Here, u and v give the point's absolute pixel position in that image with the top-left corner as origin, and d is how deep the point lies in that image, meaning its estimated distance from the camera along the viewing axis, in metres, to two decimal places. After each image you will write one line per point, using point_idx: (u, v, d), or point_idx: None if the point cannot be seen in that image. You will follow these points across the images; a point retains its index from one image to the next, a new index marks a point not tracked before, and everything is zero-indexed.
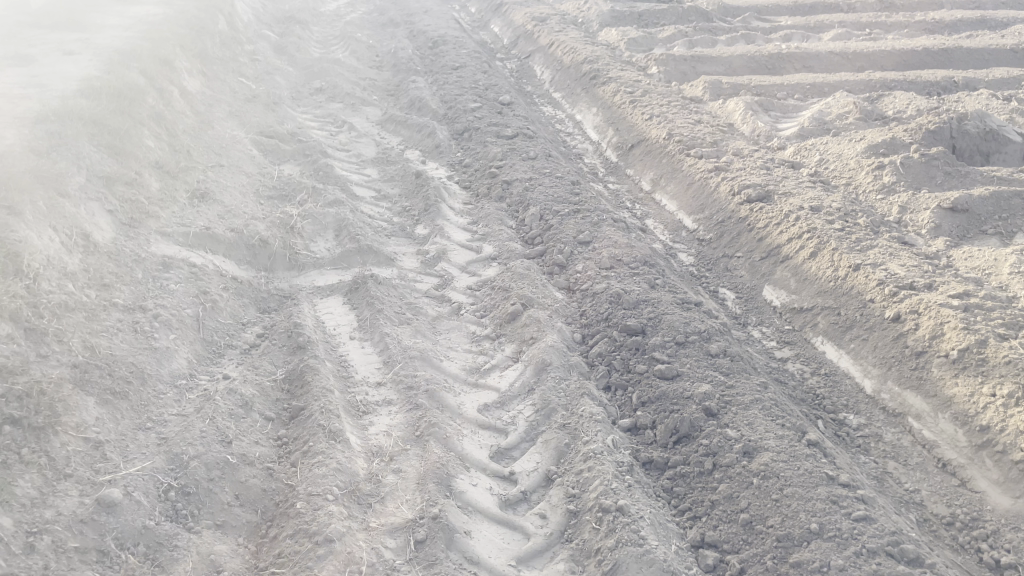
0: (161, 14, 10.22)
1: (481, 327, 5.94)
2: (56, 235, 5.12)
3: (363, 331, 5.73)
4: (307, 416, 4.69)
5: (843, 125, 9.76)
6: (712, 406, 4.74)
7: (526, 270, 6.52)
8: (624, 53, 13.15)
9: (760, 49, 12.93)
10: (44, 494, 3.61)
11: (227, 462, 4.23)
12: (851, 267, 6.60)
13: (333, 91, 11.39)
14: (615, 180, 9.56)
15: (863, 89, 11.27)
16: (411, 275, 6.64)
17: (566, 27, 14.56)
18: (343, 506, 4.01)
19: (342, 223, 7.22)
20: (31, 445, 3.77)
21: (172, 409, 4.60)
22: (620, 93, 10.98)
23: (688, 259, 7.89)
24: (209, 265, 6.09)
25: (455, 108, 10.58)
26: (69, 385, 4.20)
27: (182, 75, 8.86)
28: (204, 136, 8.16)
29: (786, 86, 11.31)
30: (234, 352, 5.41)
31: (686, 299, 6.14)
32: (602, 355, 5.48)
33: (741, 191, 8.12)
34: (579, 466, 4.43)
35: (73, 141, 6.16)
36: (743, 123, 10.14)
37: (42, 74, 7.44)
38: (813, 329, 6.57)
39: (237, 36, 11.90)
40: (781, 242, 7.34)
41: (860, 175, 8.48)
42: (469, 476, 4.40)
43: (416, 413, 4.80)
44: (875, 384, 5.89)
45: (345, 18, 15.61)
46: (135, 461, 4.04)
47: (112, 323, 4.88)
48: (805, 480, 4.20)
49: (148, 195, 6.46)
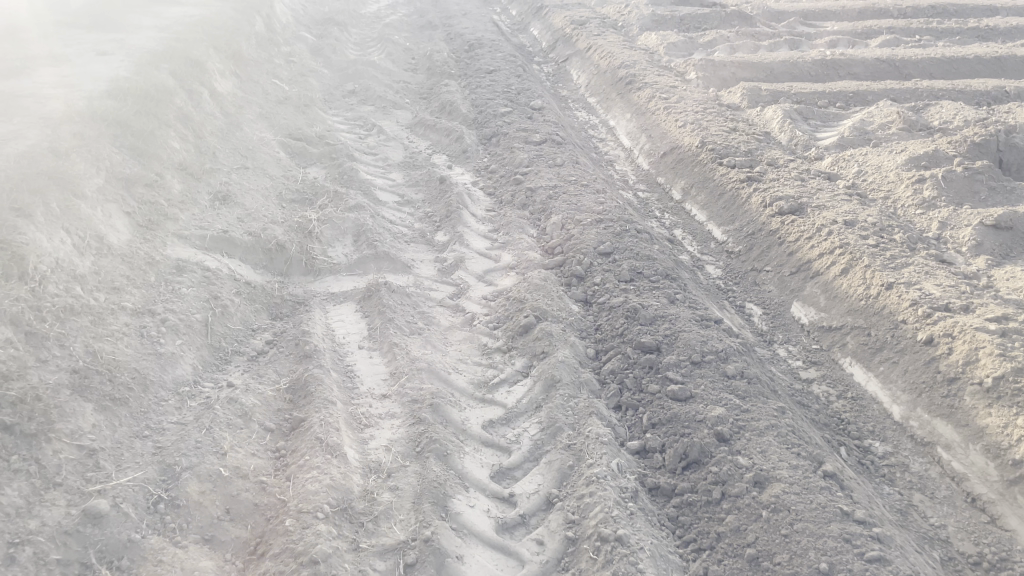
0: (198, 15, 10.27)
1: (494, 339, 5.80)
2: (68, 237, 5.09)
3: (372, 340, 5.64)
4: (307, 428, 4.61)
5: (886, 135, 9.43)
6: (724, 431, 4.53)
7: (542, 281, 6.36)
8: (663, 58, 12.89)
9: (803, 55, 12.57)
10: (31, 502, 3.56)
11: (219, 475, 4.17)
12: (884, 285, 6.30)
13: (365, 93, 11.35)
14: (645, 189, 9.38)
15: (909, 98, 10.89)
16: (427, 283, 6.54)
17: (605, 30, 14.35)
18: (333, 525, 3.91)
19: (361, 228, 7.14)
20: (23, 452, 3.72)
21: (171, 416, 4.55)
22: (655, 98, 10.74)
23: (715, 272, 7.67)
24: (224, 268, 6.05)
25: (485, 112, 10.47)
26: (66, 391, 4.15)
27: (213, 76, 8.87)
28: (232, 137, 8.17)
29: (828, 94, 10.98)
30: (241, 359, 5.36)
31: (706, 316, 5.92)
32: (613, 373, 5.30)
33: (773, 202, 7.85)
34: (581, 490, 4.26)
35: (95, 142, 6.15)
36: (781, 131, 9.85)
37: (72, 74, 7.49)
38: (841, 350, 6.31)
39: (274, 37, 11.93)
40: (812, 257, 7.06)
41: (899, 188, 8.16)
42: (467, 497, 4.27)
43: (418, 428, 4.68)
44: (904, 411, 5.61)
45: (384, 20, 15.61)
46: (128, 471, 4.00)
47: (118, 327, 4.84)
48: (818, 515, 3.98)
49: (168, 197, 6.45)
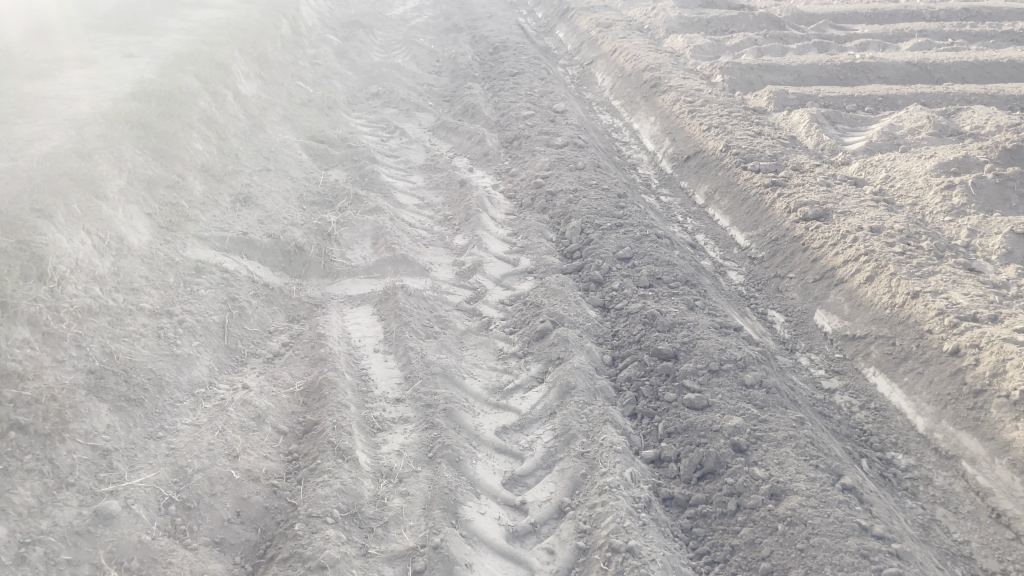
0: (224, 18, 10.35)
1: (510, 345, 5.77)
2: (88, 237, 5.12)
3: (388, 344, 5.63)
4: (320, 431, 4.60)
5: (915, 140, 9.27)
6: (741, 441, 4.45)
7: (560, 286, 6.31)
8: (689, 61, 12.78)
9: (833, 58, 12.39)
10: (43, 503, 3.57)
11: (231, 478, 4.18)
12: (909, 294, 6.17)
13: (389, 96, 11.37)
14: (668, 193, 9.29)
15: (940, 102, 10.70)
16: (445, 286, 6.53)
17: (631, 33, 14.25)
18: (342, 531, 3.90)
19: (380, 231, 7.13)
20: (37, 452, 3.73)
21: (186, 417, 4.56)
22: (679, 101, 10.63)
23: (737, 278, 7.58)
24: (242, 270, 6.07)
25: (508, 115, 10.44)
26: (82, 392, 4.17)
27: (238, 78, 8.92)
28: (255, 139, 8.21)
29: (857, 98, 10.81)
30: (257, 361, 5.38)
31: (726, 323, 5.82)
32: (630, 380, 5.24)
33: (797, 208, 7.73)
34: (593, 499, 4.21)
35: (118, 143, 6.19)
36: (807, 136, 9.71)
37: (98, 76, 7.57)
38: (865, 359, 6.19)
39: (300, 39, 11.99)
40: (836, 264, 6.94)
41: (927, 195, 8.02)
42: (478, 504, 4.23)
43: (431, 433, 4.66)
44: (928, 423, 5.49)
45: (410, 22, 15.65)
46: (140, 472, 4.00)
47: (136, 328, 4.87)
48: (835, 529, 3.89)
49: (190, 198, 6.48)
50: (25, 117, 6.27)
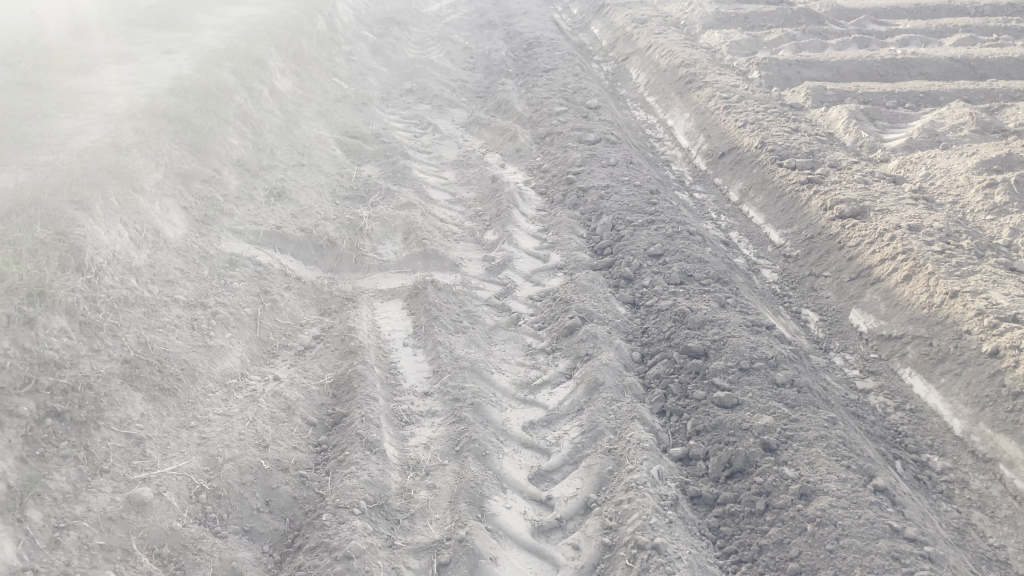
0: (261, 15, 10.48)
1: (539, 340, 5.76)
2: (125, 230, 5.21)
3: (417, 338, 5.65)
4: (348, 423, 4.64)
5: (957, 137, 9.13)
6: (771, 440, 4.39)
7: (589, 283, 6.28)
8: (725, 57, 12.63)
9: (873, 54, 12.18)
10: (78, 488, 3.65)
11: (261, 468, 4.23)
12: (948, 294, 6.05)
13: (422, 92, 11.42)
14: (702, 190, 9.21)
15: (984, 99, 10.48)
16: (474, 281, 6.54)
17: (666, 29, 14.13)
18: (368, 522, 3.93)
19: (411, 226, 7.15)
20: (72, 438, 3.81)
21: (218, 408, 4.63)
22: (715, 97, 10.52)
23: (771, 276, 7.48)
24: (275, 264, 6.14)
25: (541, 111, 10.42)
26: (117, 380, 4.25)
27: (274, 74, 9.02)
28: (290, 134, 8.30)
29: (897, 94, 10.62)
30: (288, 353, 5.44)
31: (758, 321, 5.75)
32: (659, 378, 5.21)
33: (834, 206, 7.60)
34: (620, 496, 4.18)
35: (156, 138, 6.30)
36: (845, 132, 9.56)
37: (138, 72, 7.71)
38: (901, 360, 6.08)
39: (335, 35, 12.09)
40: (872, 263, 6.82)
41: (969, 193, 7.89)
42: (504, 498, 4.24)
43: (458, 426, 4.68)
44: (965, 425, 5.38)
45: (444, 19, 15.69)
46: (172, 461, 4.07)
47: (170, 319, 4.96)
48: (865, 531, 3.82)
49: (225, 193, 6.57)
50: (66, 112, 6.40)
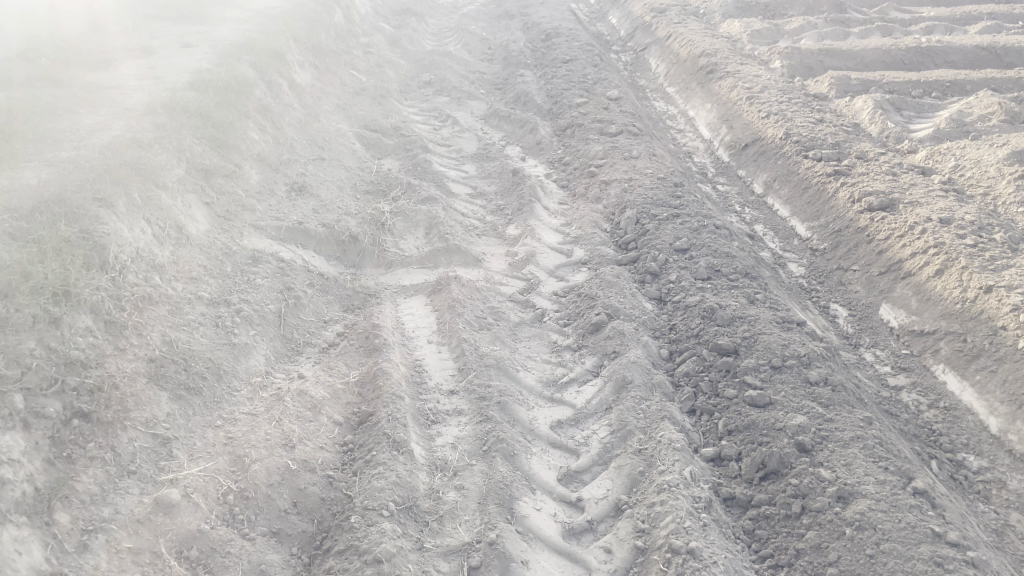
0: (279, 7, 10.42)
1: (564, 337, 5.68)
2: (148, 227, 5.17)
3: (441, 335, 5.59)
4: (375, 423, 4.58)
5: (985, 128, 8.96)
6: (806, 441, 4.30)
7: (615, 278, 6.19)
8: (747, 46, 12.45)
9: (897, 42, 11.97)
10: (105, 490, 3.62)
11: (288, 468, 4.18)
12: (982, 289, 5.92)
13: (441, 83, 11.34)
14: (725, 182, 9.08)
15: (1012, 88, 10.29)
16: (498, 277, 6.46)
17: (686, 18, 13.95)
18: (397, 524, 3.88)
19: (432, 221, 7.09)
20: (99, 439, 3.78)
21: (243, 407, 4.59)
22: (737, 88, 10.36)
23: (798, 270, 7.37)
24: (298, 259, 6.09)
25: (561, 103, 10.32)
26: (142, 380, 4.22)
27: (293, 67, 8.96)
28: (310, 128, 8.25)
29: (923, 84, 10.44)
30: (313, 350, 5.39)
31: (788, 317, 5.64)
32: (688, 375, 5.12)
33: (862, 198, 7.45)
34: (652, 497, 4.11)
35: (176, 133, 6.25)
36: (871, 122, 9.39)
37: (157, 66, 7.68)
38: (934, 356, 5.96)
39: (353, 27, 12.01)
40: (903, 256, 6.68)
41: (1000, 184, 7.74)
42: (534, 500, 4.17)
43: (485, 426, 4.61)
44: (1002, 424, 5.26)
45: (461, 9, 15.57)
46: (199, 461, 4.03)
47: (194, 317, 4.91)
48: (906, 535, 3.73)
49: (246, 188, 6.52)
50: (87, 107, 6.37)
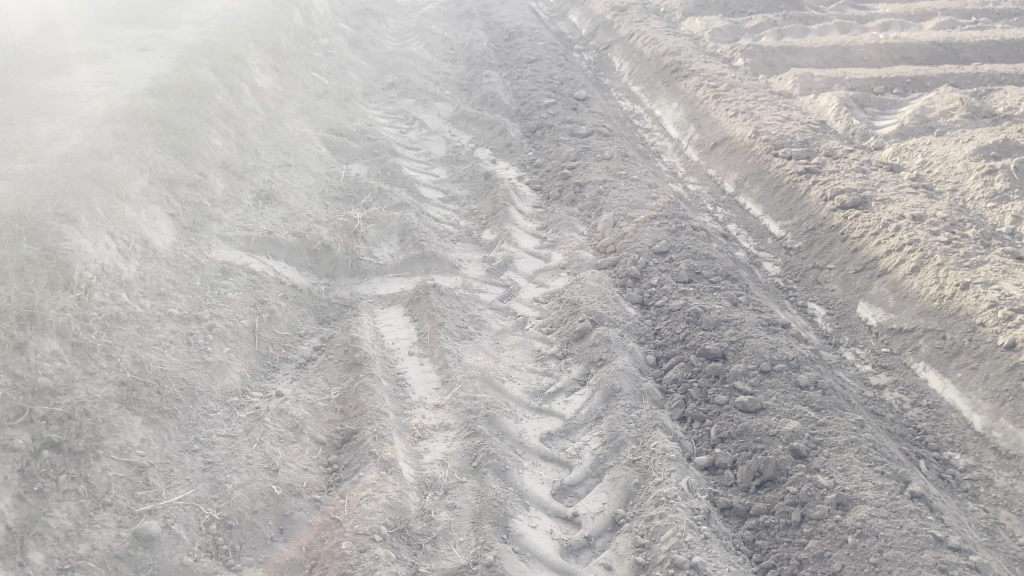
0: (237, 8, 10.11)
1: (548, 345, 5.57)
2: (113, 242, 4.92)
3: (423, 347, 5.45)
4: (360, 442, 4.42)
5: (948, 123, 9.06)
6: (801, 447, 4.28)
7: (596, 283, 6.10)
8: (709, 44, 12.46)
9: (856, 38, 12.10)
10: (80, 525, 3.41)
11: (272, 493, 3.99)
12: (959, 285, 5.96)
13: (406, 85, 11.15)
14: (695, 181, 9.06)
15: (970, 84, 10.45)
16: (476, 284, 6.34)
17: (647, 16, 13.93)
18: (390, 548, 3.73)
19: (407, 228, 6.94)
20: (71, 471, 3.56)
21: (221, 428, 4.40)
22: (703, 87, 10.35)
23: (774, 269, 7.36)
24: (269, 271, 5.88)
25: (528, 104, 10.20)
26: (115, 405, 4.00)
27: (254, 71, 8.70)
28: (274, 133, 8.00)
29: (885, 80, 10.54)
30: (289, 367, 5.21)
31: (772, 320, 5.62)
32: (676, 382, 5.07)
33: (835, 196, 7.47)
34: (650, 511, 4.05)
35: (138, 142, 6.00)
36: (837, 119, 9.44)
37: (113, 71, 7.38)
38: (914, 353, 5.98)
39: (313, 29, 11.74)
40: (879, 254, 6.70)
41: (968, 180, 7.83)
42: (529, 517, 4.08)
43: (475, 441, 4.49)
44: (986, 421, 5.29)
45: (421, 9, 15.36)
46: (178, 489, 3.84)
47: (165, 335, 4.69)
48: (908, 542, 3.71)
49: (212, 197, 6.27)
50: (41, 116, 6.08)
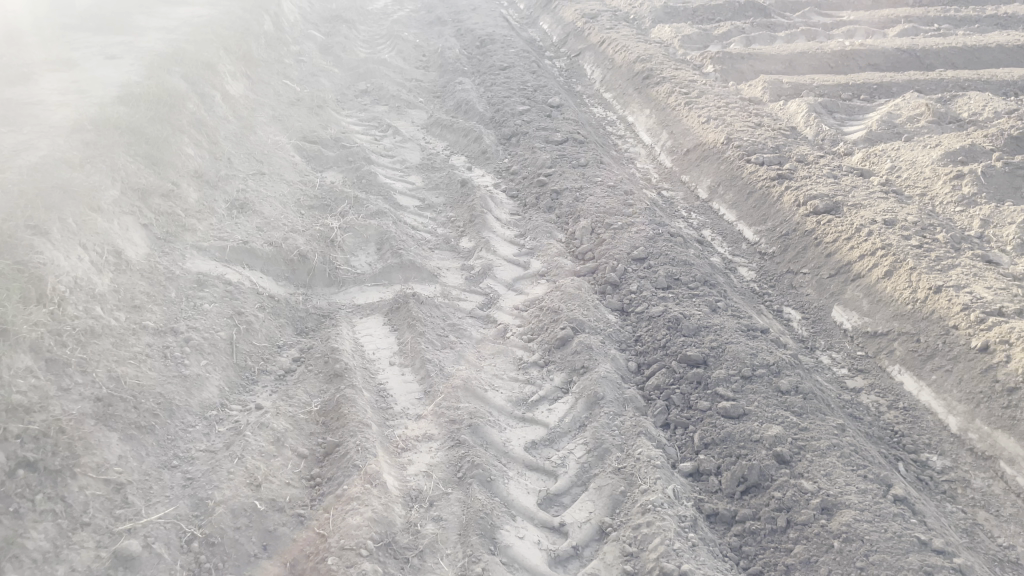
0: (206, 15, 9.99)
1: (529, 353, 5.55)
2: (85, 253, 4.82)
3: (403, 356, 5.40)
4: (343, 455, 4.37)
5: (915, 127, 9.21)
6: (785, 452, 4.32)
7: (576, 290, 6.11)
8: (679, 51, 12.56)
9: (823, 45, 12.27)
10: (58, 546, 3.33)
11: (255, 509, 3.90)
12: (931, 289, 6.06)
13: (378, 92, 11.09)
14: (669, 187, 9.11)
15: (935, 90, 10.64)
16: (455, 292, 6.31)
17: (617, 23, 14.01)
18: (377, 563, 3.67)
19: (384, 237, 6.89)
20: (47, 490, 3.47)
21: (200, 443, 4.32)
22: (674, 94, 10.45)
23: (749, 274, 7.42)
24: (245, 281, 5.79)
25: (502, 110, 10.20)
26: (91, 421, 3.91)
27: (225, 78, 8.59)
28: (247, 141, 7.90)
29: (852, 86, 10.70)
30: (268, 379, 5.14)
31: (751, 325, 5.67)
32: (659, 389, 5.08)
33: (808, 201, 7.56)
34: (637, 519, 4.05)
35: (109, 151, 5.89)
36: (806, 125, 9.57)
37: (81, 79, 7.24)
38: (889, 356, 6.06)
39: (283, 36, 11.63)
40: (852, 258, 6.79)
41: (936, 185, 7.97)
42: (516, 527, 4.06)
43: (459, 451, 4.46)
44: (961, 422, 5.38)
45: (392, 16, 15.29)
46: (158, 507, 3.77)
47: (140, 348, 4.60)
48: (893, 546, 3.76)
49: (185, 207, 6.17)
50: (8, 125, 5.95)
